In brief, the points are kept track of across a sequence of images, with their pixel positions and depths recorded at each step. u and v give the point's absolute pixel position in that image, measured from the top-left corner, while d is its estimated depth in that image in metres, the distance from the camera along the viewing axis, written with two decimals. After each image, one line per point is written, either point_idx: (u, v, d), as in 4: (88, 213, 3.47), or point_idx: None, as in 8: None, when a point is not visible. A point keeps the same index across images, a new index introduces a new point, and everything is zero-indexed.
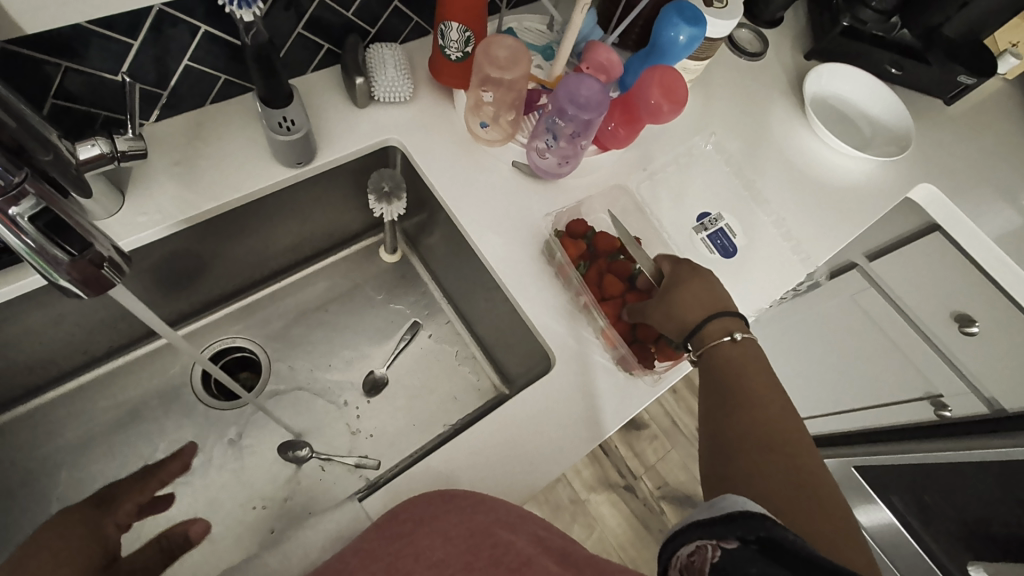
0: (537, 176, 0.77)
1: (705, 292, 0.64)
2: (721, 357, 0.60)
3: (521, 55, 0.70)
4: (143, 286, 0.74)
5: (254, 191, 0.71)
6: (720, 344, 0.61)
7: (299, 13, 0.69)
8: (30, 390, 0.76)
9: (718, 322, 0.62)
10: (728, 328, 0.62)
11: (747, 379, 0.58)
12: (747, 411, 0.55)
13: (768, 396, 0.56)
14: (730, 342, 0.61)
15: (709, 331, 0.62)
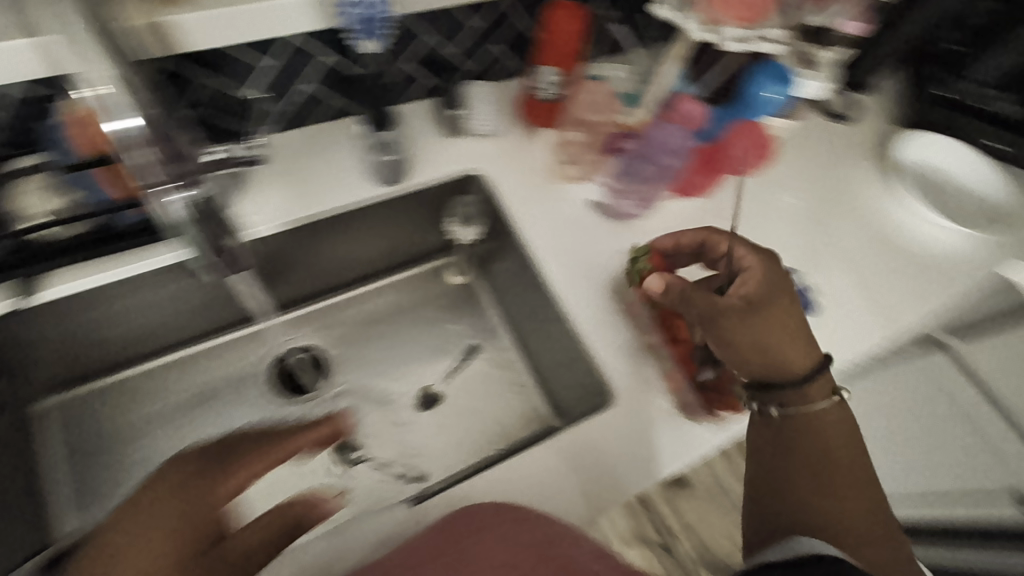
0: (611, 215, 0.79)
1: (789, 321, 0.59)
2: (813, 421, 0.59)
3: (611, 102, 0.76)
4: (234, 279, 0.81)
5: (349, 204, 0.78)
6: (823, 407, 0.59)
7: (405, 47, 0.78)
8: (122, 362, 0.83)
9: (809, 382, 0.59)
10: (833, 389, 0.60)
11: (834, 435, 0.59)
12: (826, 462, 0.58)
13: (849, 459, 0.58)
14: (835, 402, 0.60)
15: (815, 390, 0.59)
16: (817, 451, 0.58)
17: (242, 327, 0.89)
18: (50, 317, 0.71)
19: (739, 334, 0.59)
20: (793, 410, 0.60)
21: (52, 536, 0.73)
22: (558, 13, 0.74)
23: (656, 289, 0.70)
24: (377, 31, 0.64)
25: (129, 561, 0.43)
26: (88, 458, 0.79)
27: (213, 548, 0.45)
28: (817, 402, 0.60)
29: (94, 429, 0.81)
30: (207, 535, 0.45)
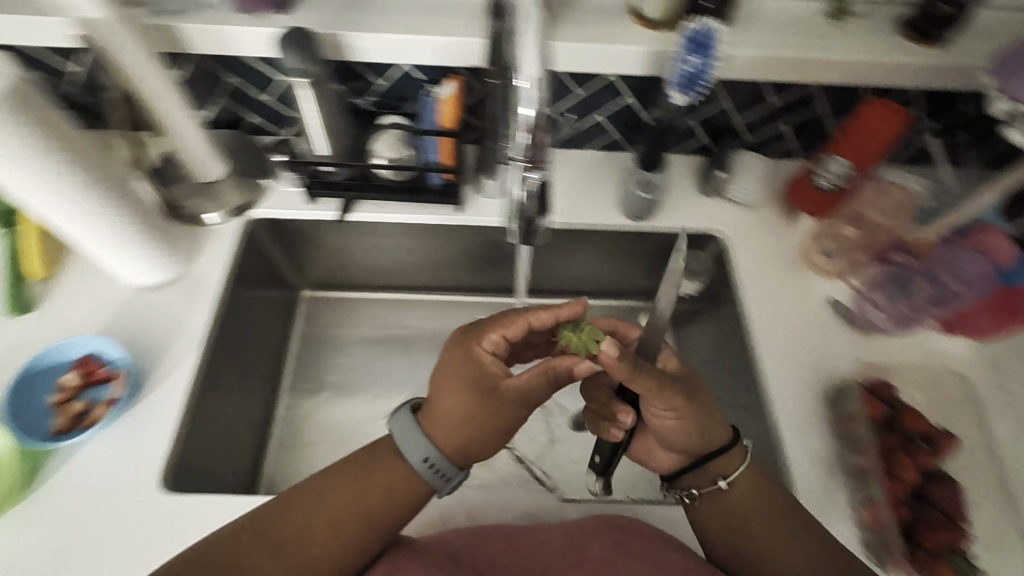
0: (854, 322, 0.75)
1: (711, 400, 0.60)
2: (745, 488, 0.58)
3: (902, 209, 0.72)
4: (474, 255, 0.95)
5: (596, 226, 0.85)
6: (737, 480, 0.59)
7: (705, 107, 0.82)
8: (366, 286, 1.03)
9: (723, 454, 0.59)
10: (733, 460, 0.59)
11: (761, 497, 0.58)
12: (749, 518, 0.57)
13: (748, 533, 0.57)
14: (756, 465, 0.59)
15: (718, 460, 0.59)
16: (771, 520, 0.57)
17: (458, 295, 1.03)
18: (345, 232, 0.91)
19: (709, 425, 0.58)
20: (737, 477, 0.59)
21: (278, 393, 0.94)
22: (873, 110, 0.72)
23: (884, 416, 0.67)
24: (694, 92, 0.67)
25: (443, 404, 0.55)
26: (318, 349, 1.00)
27: (496, 394, 0.55)
28: (739, 468, 0.59)
29: (330, 329, 1.02)
30: (487, 381, 0.56)
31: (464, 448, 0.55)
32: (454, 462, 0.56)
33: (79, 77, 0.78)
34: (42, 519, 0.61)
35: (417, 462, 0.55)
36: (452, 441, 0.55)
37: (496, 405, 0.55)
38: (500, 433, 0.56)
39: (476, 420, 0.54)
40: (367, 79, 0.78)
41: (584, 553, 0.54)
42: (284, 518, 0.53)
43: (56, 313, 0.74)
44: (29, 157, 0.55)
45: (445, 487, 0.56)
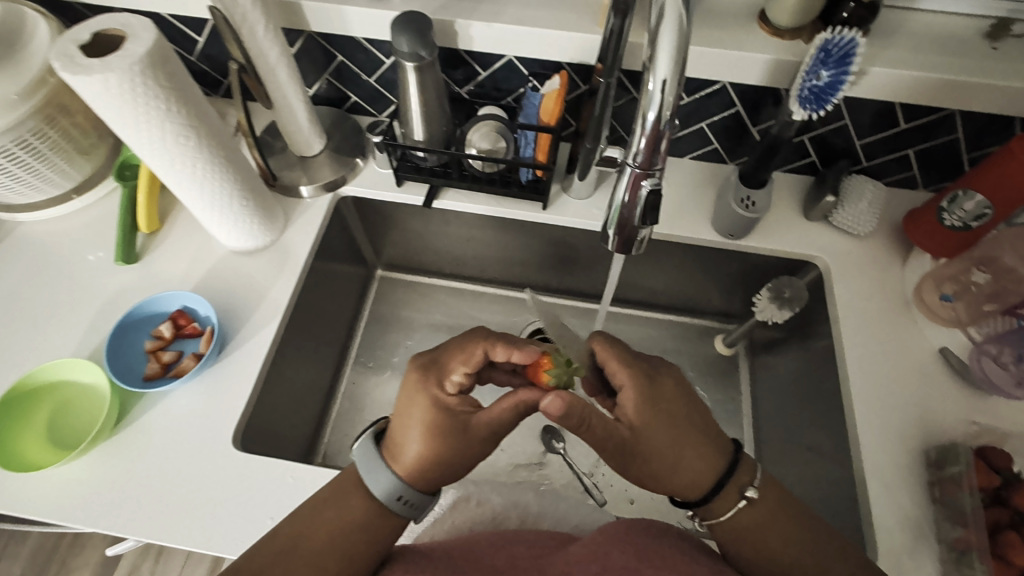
0: (969, 378, 0.67)
1: (694, 423, 0.54)
2: (735, 528, 0.52)
3: None
4: (551, 255, 0.94)
5: (683, 237, 0.81)
6: (738, 514, 0.52)
7: (822, 125, 0.76)
8: (440, 273, 1.04)
9: (719, 490, 0.52)
10: (738, 489, 0.52)
11: (772, 538, 0.51)
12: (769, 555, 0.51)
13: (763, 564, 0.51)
14: (745, 507, 0.52)
15: (720, 501, 0.52)
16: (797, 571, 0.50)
17: (529, 292, 1.03)
18: (426, 218, 0.92)
19: (670, 475, 0.52)
20: (740, 512, 0.52)
21: (342, 366, 0.97)
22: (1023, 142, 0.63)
23: (994, 488, 0.59)
24: (822, 110, 0.62)
25: (409, 450, 0.51)
26: (384, 328, 1.02)
27: (468, 433, 0.52)
28: (725, 511, 0.52)
29: (399, 310, 1.03)
30: (454, 419, 0.52)
31: (437, 481, 0.52)
32: (426, 492, 0.52)
33: (205, 52, 0.83)
34: (129, 456, 0.65)
35: (387, 497, 0.50)
36: (427, 476, 0.51)
37: (468, 442, 0.52)
38: (472, 463, 0.53)
39: (449, 456, 0.51)
40: (467, 67, 0.78)
41: (605, 562, 0.47)
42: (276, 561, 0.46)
43: (159, 265, 0.78)
44: (159, 119, 0.58)
45: (420, 515, 0.53)
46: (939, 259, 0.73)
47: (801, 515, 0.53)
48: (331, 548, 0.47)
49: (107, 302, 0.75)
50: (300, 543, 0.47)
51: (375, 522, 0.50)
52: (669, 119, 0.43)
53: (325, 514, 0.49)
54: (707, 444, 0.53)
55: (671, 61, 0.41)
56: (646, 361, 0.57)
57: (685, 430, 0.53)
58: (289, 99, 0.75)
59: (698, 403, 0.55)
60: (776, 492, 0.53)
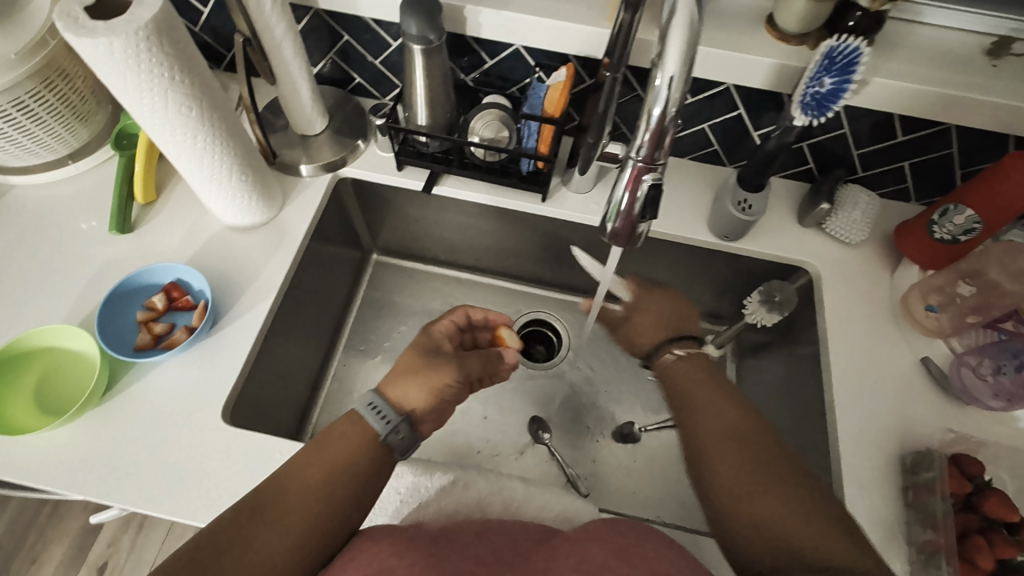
0: (948, 388, 0.69)
1: (672, 307, 0.75)
2: (674, 374, 0.68)
3: None
4: (547, 247, 0.94)
5: (678, 237, 0.82)
6: (676, 364, 0.68)
7: (821, 133, 0.77)
8: (436, 261, 1.05)
9: (668, 347, 0.70)
10: (675, 349, 0.70)
11: (695, 379, 0.66)
12: (689, 396, 0.64)
13: (699, 401, 0.63)
14: (674, 359, 0.69)
15: (664, 356, 0.70)
16: (701, 479, 0.58)
17: (523, 284, 1.04)
18: (426, 204, 0.92)
19: (637, 330, 0.75)
20: (678, 364, 0.68)
21: (333, 348, 0.97)
22: (1015, 160, 0.65)
23: (964, 493, 0.61)
24: (823, 116, 0.63)
25: (398, 368, 0.66)
26: (376, 312, 1.02)
27: (439, 353, 0.69)
28: (670, 362, 0.69)
29: (392, 295, 1.03)
30: (435, 347, 0.70)
31: (407, 398, 0.63)
32: (399, 410, 0.62)
33: (210, 24, 0.82)
34: (118, 425, 0.65)
35: (362, 403, 0.61)
36: (400, 390, 0.63)
37: (437, 363, 0.67)
38: (438, 391, 0.65)
39: (418, 369, 0.65)
40: (474, 55, 0.78)
41: (583, 555, 0.48)
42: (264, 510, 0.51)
43: (154, 237, 0.78)
44: (162, 88, 0.57)
45: (390, 434, 0.60)
46: (926, 269, 0.75)
47: (713, 374, 0.67)
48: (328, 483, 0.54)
49: (100, 271, 0.75)
50: (294, 489, 0.53)
51: (357, 456, 0.57)
52: (674, 116, 0.44)
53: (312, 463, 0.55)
54: (664, 329, 0.73)
55: (680, 58, 0.41)
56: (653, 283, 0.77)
57: (659, 322, 0.74)
58: (292, 76, 0.74)
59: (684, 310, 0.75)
60: (700, 354, 0.69)
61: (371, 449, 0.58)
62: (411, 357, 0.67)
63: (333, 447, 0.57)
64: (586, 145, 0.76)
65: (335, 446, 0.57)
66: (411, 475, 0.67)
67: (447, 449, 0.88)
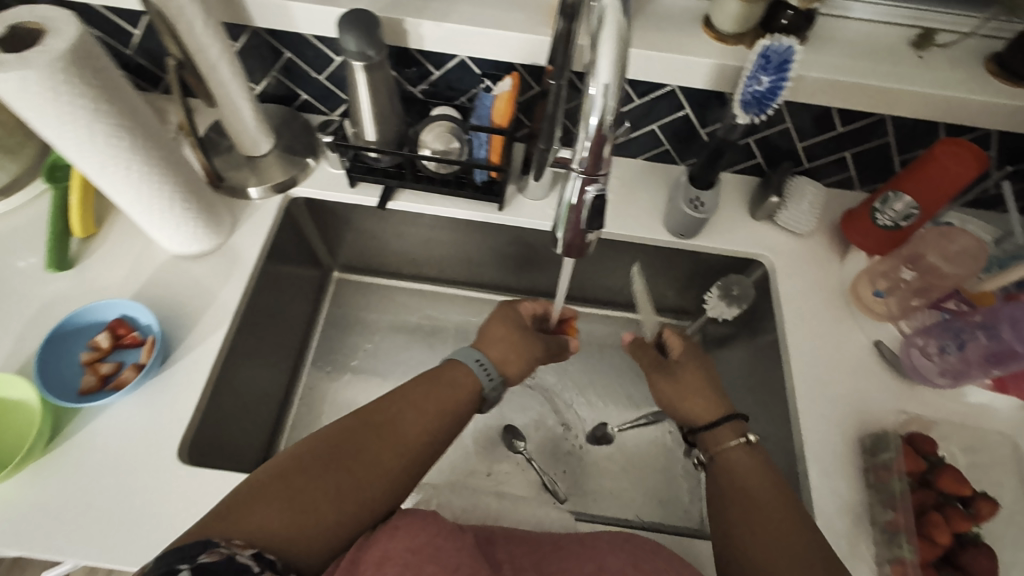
0: (899, 369, 0.71)
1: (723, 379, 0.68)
2: (728, 458, 0.61)
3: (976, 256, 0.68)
4: (508, 254, 0.94)
5: (637, 237, 0.83)
6: (733, 448, 0.61)
7: (766, 128, 0.78)
8: (399, 274, 1.03)
9: (725, 424, 0.63)
10: (742, 433, 0.62)
11: (755, 472, 0.59)
12: (749, 488, 0.57)
13: (765, 499, 0.56)
14: (741, 445, 0.61)
15: (722, 434, 0.62)
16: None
17: (488, 292, 1.03)
18: (383, 219, 0.90)
19: (689, 396, 0.66)
20: (737, 450, 0.61)
21: (299, 370, 0.94)
22: (948, 147, 0.68)
23: (919, 471, 0.63)
24: (764, 113, 0.65)
25: (495, 332, 0.67)
26: (342, 330, 1.00)
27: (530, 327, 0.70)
28: (725, 442, 0.62)
29: (356, 312, 1.01)
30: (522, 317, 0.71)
31: (509, 357, 0.65)
32: (498, 369, 0.65)
33: (142, 46, 0.79)
34: (66, 475, 0.62)
35: (470, 358, 0.63)
36: (500, 350, 0.65)
37: (528, 336, 0.67)
38: (530, 359, 0.66)
39: (513, 338, 0.66)
40: (420, 67, 0.77)
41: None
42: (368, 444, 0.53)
43: (96, 272, 0.74)
44: (87, 120, 0.54)
45: (490, 389, 0.63)
46: (872, 255, 0.78)
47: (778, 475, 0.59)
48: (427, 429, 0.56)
49: (40, 312, 0.71)
50: (397, 428, 0.55)
51: (457, 408, 0.59)
52: (611, 125, 0.44)
53: (417, 407, 0.57)
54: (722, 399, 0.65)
55: (612, 69, 0.41)
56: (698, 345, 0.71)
57: (712, 387, 0.66)
58: (232, 98, 0.72)
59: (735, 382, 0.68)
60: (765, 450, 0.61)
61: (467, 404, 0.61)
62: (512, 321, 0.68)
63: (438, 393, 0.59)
64: (537, 152, 0.76)
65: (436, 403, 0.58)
66: None
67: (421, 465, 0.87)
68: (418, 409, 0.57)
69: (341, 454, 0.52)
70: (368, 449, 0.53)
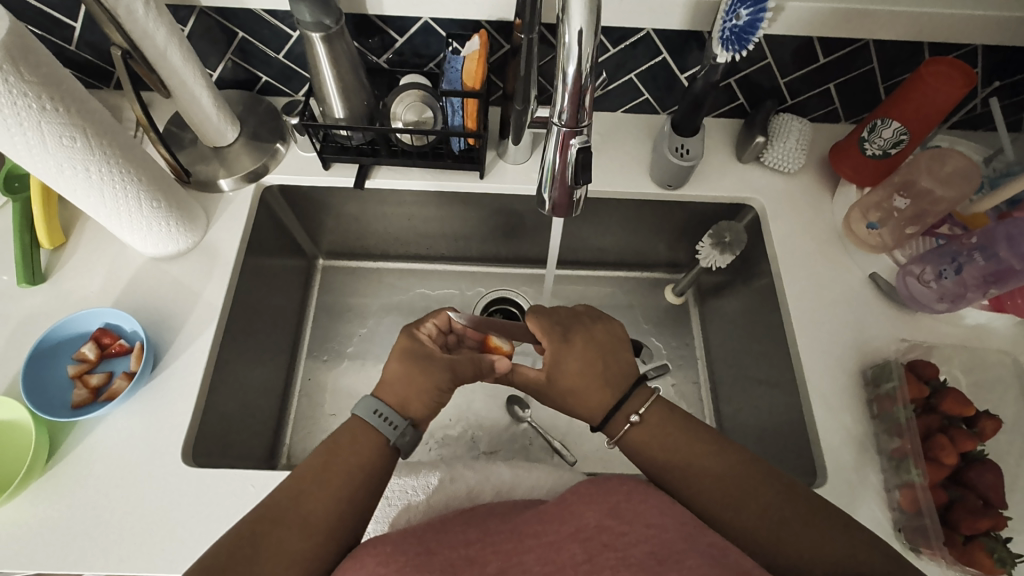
0: (896, 298, 0.71)
1: (593, 357, 0.62)
2: (635, 444, 0.58)
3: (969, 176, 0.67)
4: (492, 224, 0.92)
5: (623, 191, 0.81)
6: (628, 432, 0.59)
7: (746, 66, 0.76)
8: (385, 255, 1.01)
9: (618, 409, 0.60)
10: (628, 411, 0.60)
11: (665, 442, 0.57)
12: (673, 463, 0.55)
13: (701, 463, 0.54)
14: (631, 427, 0.59)
15: (614, 422, 0.60)
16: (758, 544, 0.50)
17: (478, 265, 1.01)
18: (362, 200, 0.88)
19: (578, 399, 0.61)
20: (639, 429, 0.58)
21: (295, 362, 0.93)
22: (931, 68, 0.66)
23: (922, 398, 0.64)
24: (744, 50, 0.61)
25: (393, 378, 0.60)
26: (334, 318, 0.98)
27: (430, 357, 0.62)
28: (623, 431, 0.59)
29: (346, 298, 0.99)
30: (420, 348, 0.63)
31: (411, 399, 0.59)
32: (403, 414, 0.58)
33: (85, 40, 0.74)
34: (71, 490, 0.61)
35: (366, 412, 0.57)
36: (398, 390, 0.59)
37: (428, 363, 0.61)
38: (435, 392, 0.60)
39: (409, 376, 0.60)
40: (382, 35, 0.73)
41: (580, 520, 0.45)
42: (255, 548, 0.47)
43: (71, 283, 0.72)
44: (32, 120, 0.51)
45: (398, 438, 0.56)
46: (863, 188, 0.77)
47: (694, 425, 0.58)
48: (322, 517, 0.50)
49: (18, 329, 0.69)
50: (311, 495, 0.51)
51: (361, 481, 0.53)
52: (589, 72, 0.42)
53: (310, 491, 0.51)
54: (606, 388, 0.61)
55: (584, 11, 0.39)
56: (558, 329, 0.64)
57: (590, 377, 0.61)
58: (188, 87, 0.68)
59: (613, 348, 0.64)
60: (660, 407, 0.59)
61: (374, 471, 0.54)
62: (400, 364, 0.61)
63: (333, 470, 0.52)
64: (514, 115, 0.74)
65: (345, 456, 0.53)
66: (398, 477, 0.64)
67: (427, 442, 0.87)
68: (311, 495, 0.51)
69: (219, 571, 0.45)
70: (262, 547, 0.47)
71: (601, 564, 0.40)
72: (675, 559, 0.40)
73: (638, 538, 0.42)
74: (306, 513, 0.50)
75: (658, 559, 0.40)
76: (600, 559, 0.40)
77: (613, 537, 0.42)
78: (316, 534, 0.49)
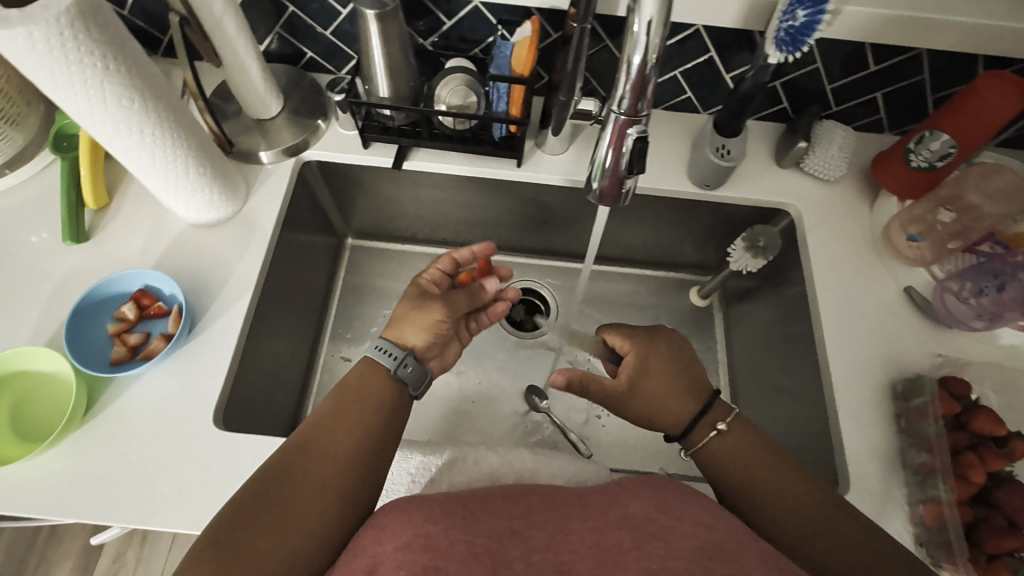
0: (933, 315, 0.70)
1: (680, 364, 0.66)
2: (713, 455, 0.60)
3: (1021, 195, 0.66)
4: (522, 214, 0.92)
5: (660, 189, 0.80)
6: (710, 442, 0.60)
7: (794, 70, 0.76)
8: (413, 239, 1.02)
9: (707, 411, 0.62)
10: (714, 420, 0.62)
11: (747, 456, 0.59)
12: (754, 477, 0.57)
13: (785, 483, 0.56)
14: (716, 436, 0.60)
15: (699, 428, 0.62)
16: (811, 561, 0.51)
17: (505, 254, 1.02)
18: (397, 181, 0.88)
19: (663, 399, 0.63)
20: (723, 439, 0.60)
21: (320, 338, 0.94)
22: (991, 82, 0.65)
23: (953, 415, 0.63)
24: (798, 52, 0.61)
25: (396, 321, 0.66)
26: (360, 298, 0.99)
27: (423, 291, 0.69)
28: (702, 440, 0.61)
29: (372, 279, 1.00)
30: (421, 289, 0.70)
31: (406, 337, 0.65)
32: (403, 348, 0.63)
33: (140, 5, 0.75)
34: (106, 444, 0.62)
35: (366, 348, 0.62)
36: (393, 331, 0.65)
37: (424, 300, 0.67)
38: (434, 324, 0.65)
39: (411, 310, 0.66)
40: (432, 17, 0.74)
41: (626, 510, 0.45)
42: (278, 493, 0.49)
43: (112, 244, 0.73)
44: (97, 79, 0.52)
45: (399, 368, 0.61)
46: (904, 200, 0.76)
47: (773, 445, 0.59)
48: (348, 451, 0.53)
49: (60, 286, 0.70)
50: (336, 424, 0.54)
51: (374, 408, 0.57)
52: (655, 63, 0.42)
53: (335, 420, 0.55)
54: (692, 397, 0.63)
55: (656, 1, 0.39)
56: (641, 334, 0.68)
57: (675, 384, 0.64)
58: (238, 56, 0.68)
59: (689, 360, 0.66)
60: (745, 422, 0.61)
61: (382, 397, 0.59)
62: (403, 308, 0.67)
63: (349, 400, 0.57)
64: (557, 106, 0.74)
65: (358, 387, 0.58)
66: (420, 455, 0.65)
67: (446, 424, 0.87)
68: (340, 421, 0.55)
69: (244, 520, 0.47)
70: (300, 469, 0.51)
71: (636, 553, 0.40)
72: (713, 554, 0.40)
73: (687, 532, 0.42)
74: (336, 438, 0.54)
75: (709, 555, 0.40)
76: (650, 548, 0.41)
77: (650, 528, 0.42)
78: (345, 466, 0.52)
